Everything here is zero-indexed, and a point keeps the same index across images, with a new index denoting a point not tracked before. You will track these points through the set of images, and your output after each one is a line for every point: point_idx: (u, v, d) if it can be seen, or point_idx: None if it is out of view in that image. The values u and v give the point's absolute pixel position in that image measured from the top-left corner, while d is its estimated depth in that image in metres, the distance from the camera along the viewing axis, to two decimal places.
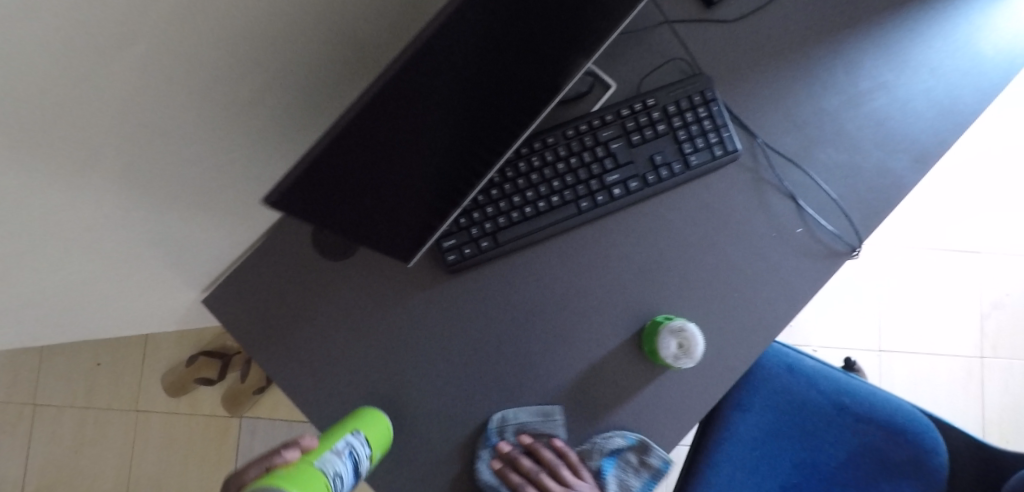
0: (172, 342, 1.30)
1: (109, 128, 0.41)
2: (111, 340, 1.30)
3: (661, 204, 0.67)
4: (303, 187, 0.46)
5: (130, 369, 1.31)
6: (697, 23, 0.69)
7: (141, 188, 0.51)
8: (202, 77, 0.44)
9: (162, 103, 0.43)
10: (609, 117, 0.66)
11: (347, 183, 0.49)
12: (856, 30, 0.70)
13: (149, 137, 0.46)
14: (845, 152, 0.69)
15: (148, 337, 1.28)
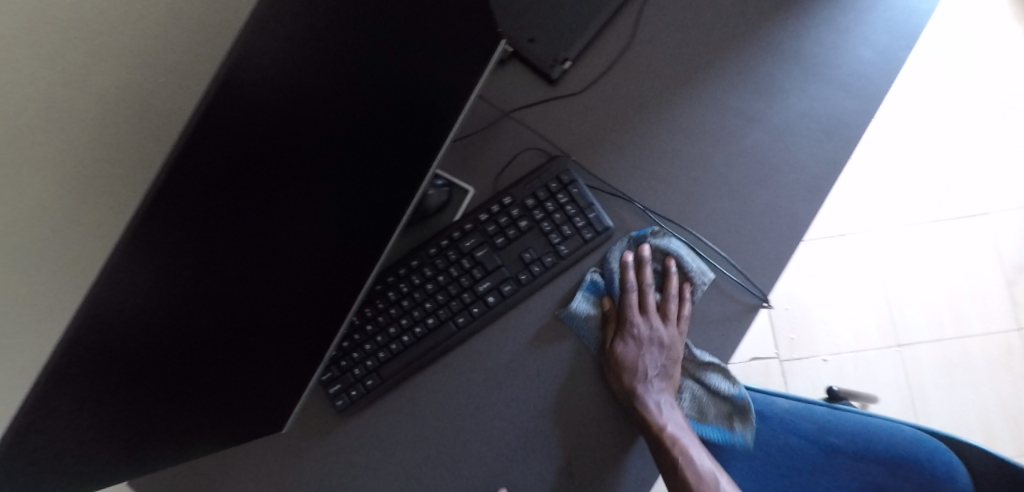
0: None
1: None
2: None
3: (545, 298, 0.64)
4: (135, 412, 0.43)
5: None
6: (541, 105, 0.68)
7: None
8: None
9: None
10: (469, 226, 0.64)
11: (194, 380, 0.47)
12: (711, 70, 0.66)
13: None
14: (731, 199, 0.63)
15: None
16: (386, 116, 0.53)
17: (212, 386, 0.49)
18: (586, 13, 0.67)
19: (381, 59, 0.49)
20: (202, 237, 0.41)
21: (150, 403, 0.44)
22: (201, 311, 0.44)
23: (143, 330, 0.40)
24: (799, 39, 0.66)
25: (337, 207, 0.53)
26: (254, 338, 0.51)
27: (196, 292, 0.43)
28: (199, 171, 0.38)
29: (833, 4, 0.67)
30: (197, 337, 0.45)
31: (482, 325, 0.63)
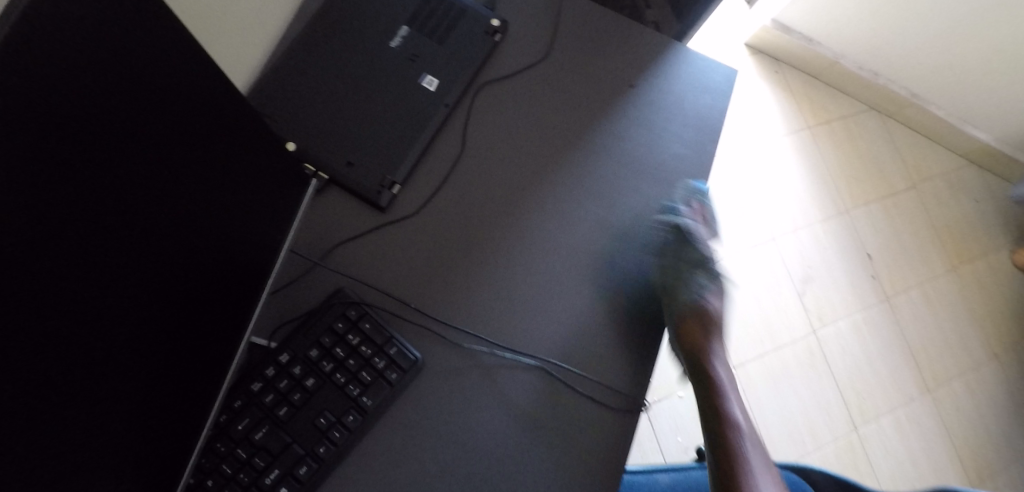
0: None
1: None
2: None
3: (371, 473, 0.52)
4: None
5: None
6: (370, 236, 0.58)
7: None
8: None
9: None
10: (240, 403, 0.50)
11: None
12: (545, 181, 0.63)
13: None
14: (589, 312, 0.59)
15: None
16: (151, 321, 0.37)
17: None
18: (407, 128, 0.60)
19: (137, 250, 0.34)
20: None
21: None
22: None
23: None
24: (617, 140, 0.66)
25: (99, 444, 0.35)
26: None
27: None
28: None
29: (644, 106, 0.68)
30: None
31: None
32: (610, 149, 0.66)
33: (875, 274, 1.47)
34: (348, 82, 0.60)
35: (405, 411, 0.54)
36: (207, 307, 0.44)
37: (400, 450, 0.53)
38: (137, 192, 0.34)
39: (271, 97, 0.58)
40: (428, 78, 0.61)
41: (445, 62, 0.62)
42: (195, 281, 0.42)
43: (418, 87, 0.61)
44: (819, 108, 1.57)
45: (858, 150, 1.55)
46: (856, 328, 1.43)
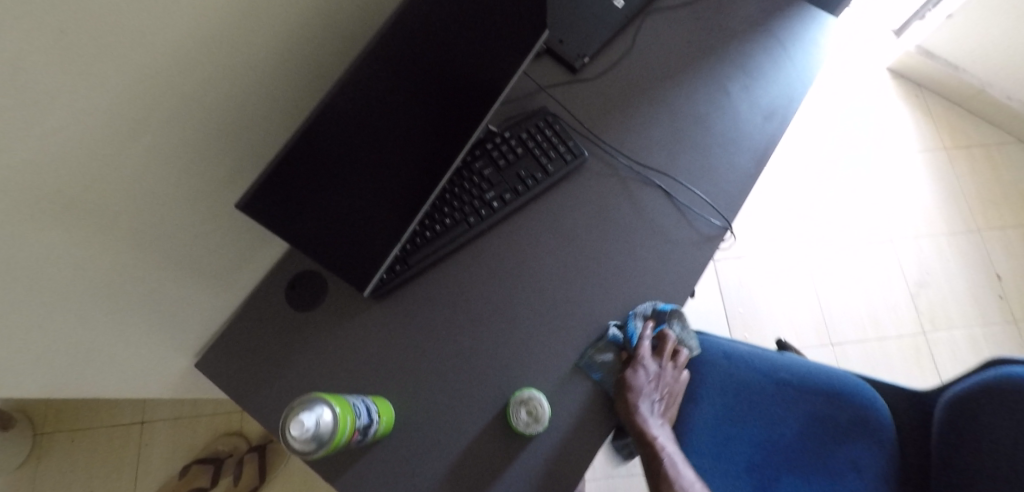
0: (169, 443, 1.50)
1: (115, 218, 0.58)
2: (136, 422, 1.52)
3: (543, 216, 0.84)
4: (309, 225, 0.63)
5: (149, 440, 1.50)
6: (568, 83, 0.90)
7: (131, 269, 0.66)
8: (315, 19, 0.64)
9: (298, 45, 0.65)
10: (477, 152, 0.83)
11: (343, 229, 0.68)
12: (688, 71, 0.92)
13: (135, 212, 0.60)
14: (697, 157, 0.87)
15: (141, 423, 1.50)
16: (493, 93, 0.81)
17: (355, 237, 0.70)
18: (602, 29, 0.92)
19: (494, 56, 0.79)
20: (341, 122, 0.60)
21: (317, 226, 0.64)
22: (373, 177, 0.68)
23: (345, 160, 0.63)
24: (742, 57, 0.93)
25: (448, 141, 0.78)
26: (363, 212, 0.69)
27: (374, 159, 0.67)
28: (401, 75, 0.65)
29: (764, 37, 0.94)
30: (363, 191, 0.67)
31: (519, 239, 0.83)
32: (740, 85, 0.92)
33: (1001, 294, 1.48)
34: None
35: (571, 185, 0.85)
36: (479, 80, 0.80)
37: (566, 207, 0.84)
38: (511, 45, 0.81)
39: None
40: None
41: None
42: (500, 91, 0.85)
43: (611, 4, 0.93)
44: (958, 131, 1.64)
45: (998, 178, 1.60)
46: (974, 339, 1.44)
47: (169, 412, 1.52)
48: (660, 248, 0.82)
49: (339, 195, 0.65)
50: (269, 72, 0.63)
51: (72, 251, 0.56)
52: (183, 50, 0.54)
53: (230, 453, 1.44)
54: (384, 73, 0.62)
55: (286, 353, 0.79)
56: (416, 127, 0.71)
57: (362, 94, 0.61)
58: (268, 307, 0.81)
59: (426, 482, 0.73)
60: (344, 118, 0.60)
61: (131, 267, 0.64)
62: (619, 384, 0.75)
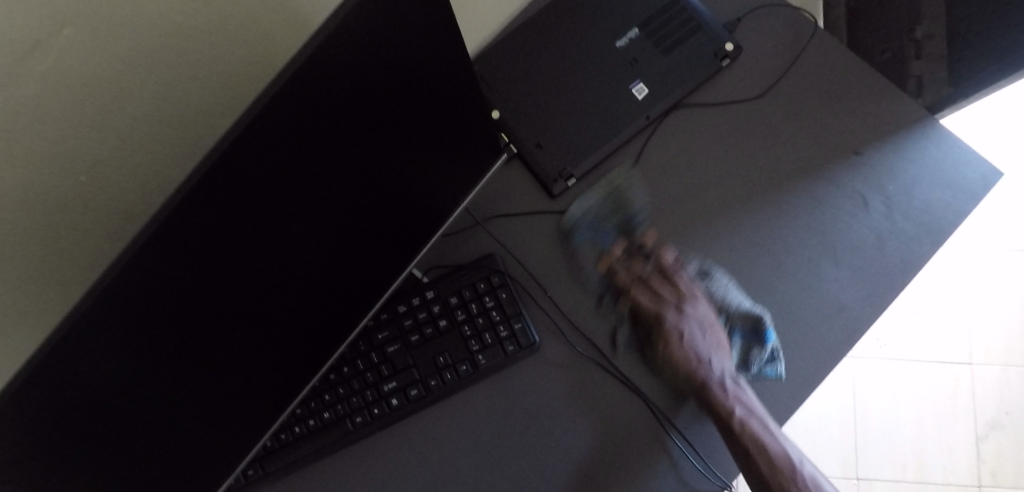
0: None
1: None
2: None
3: (463, 418, 0.59)
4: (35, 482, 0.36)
5: None
6: (538, 215, 0.62)
7: None
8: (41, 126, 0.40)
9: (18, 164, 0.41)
10: (385, 317, 0.59)
11: (111, 461, 0.41)
12: (721, 218, 0.60)
13: None
14: (707, 364, 0.57)
15: None
16: (416, 211, 0.55)
17: (141, 461, 0.44)
18: (603, 132, 0.62)
19: (430, 159, 0.52)
20: (119, 318, 0.33)
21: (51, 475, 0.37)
22: (177, 379, 0.41)
23: (121, 373, 0.36)
24: (814, 204, 0.60)
25: (336, 287, 0.52)
26: (150, 427, 0.42)
27: (180, 357, 0.40)
28: (243, 225, 0.38)
29: (859, 174, 0.60)
30: (155, 402, 0.41)
31: (417, 445, 0.58)
32: (801, 245, 0.59)
33: None
34: (565, 67, 0.63)
35: (508, 380, 0.59)
36: (392, 224, 0.54)
37: (501, 410, 0.58)
38: (460, 143, 0.54)
39: (502, 62, 0.64)
40: (639, 85, 0.62)
41: (665, 73, 0.62)
42: (441, 207, 0.58)
43: (628, 92, 0.62)
44: None
45: None
46: None
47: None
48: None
49: (102, 423, 0.38)
50: None
51: None
52: None
53: None
54: (208, 228, 0.35)
55: None
56: (268, 293, 0.45)
57: (154, 278, 0.34)
58: None
59: None
60: (124, 313, 0.34)
61: None
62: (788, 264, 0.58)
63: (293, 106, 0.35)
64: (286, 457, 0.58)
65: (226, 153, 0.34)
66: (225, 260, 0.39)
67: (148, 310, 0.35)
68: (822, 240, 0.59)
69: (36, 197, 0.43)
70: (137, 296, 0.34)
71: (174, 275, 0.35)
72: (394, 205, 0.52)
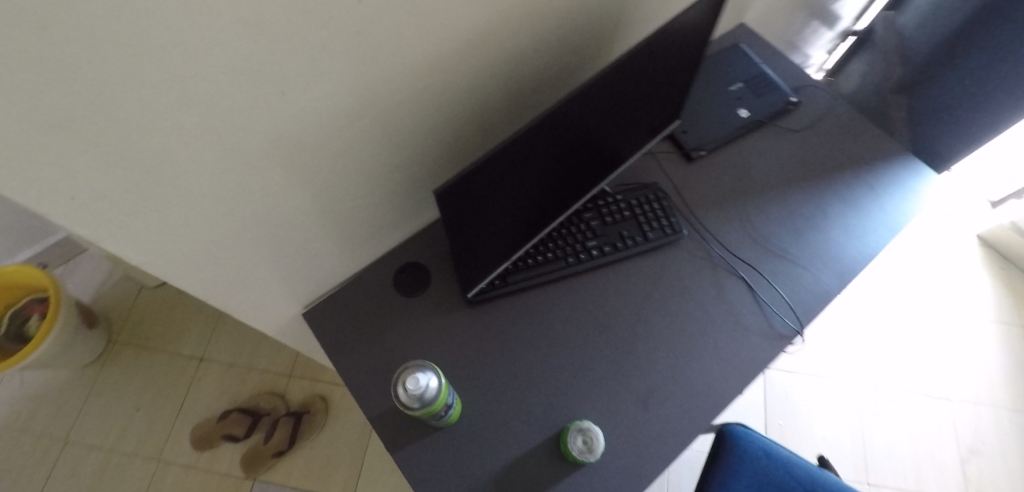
0: (210, 398, 1.60)
1: (309, 168, 0.70)
2: (166, 386, 1.62)
3: (634, 273, 0.93)
4: (484, 198, 0.70)
5: (172, 405, 1.59)
6: (683, 169, 1.01)
7: (302, 212, 0.77)
8: (512, 62, 0.76)
9: (493, 77, 0.76)
10: (590, 204, 0.95)
11: (495, 212, 0.75)
12: (791, 187, 1.01)
13: (325, 168, 0.72)
14: (784, 263, 0.94)
15: (195, 388, 1.59)
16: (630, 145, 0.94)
17: (496, 225, 0.78)
18: (724, 131, 1.04)
19: (650, 113, 0.91)
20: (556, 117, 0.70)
21: (487, 200, 0.71)
22: (534, 176, 0.77)
23: (534, 152, 0.72)
24: (845, 187, 1.01)
25: (587, 173, 0.89)
26: (513, 202, 0.77)
27: (543, 162, 0.76)
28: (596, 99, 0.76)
29: (869, 175, 1.03)
30: (524, 185, 0.77)
31: (605, 288, 0.92)
32: (837, 207, 0.99)
33: None
34: (703, 94, 1.06)
35: (663, 256, 0.94)
36: (619, 147, 0.91)
37: (659, 272, 0.93)
38: (662, 112, 0.94)
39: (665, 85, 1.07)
40: (743, 110, 1.05)
41: (758, 106, 1.06)
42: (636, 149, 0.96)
43: (737, 112, 1.05)
44: None
45: None
46: None
47: (228, 355, 1.65)
48: (735, 333, 0.88)
49: (512, 181, 0.73)
50: (465, 89, 0.74)
51: (270, 181, 0.68)
52: (428, 66, 0.67)
53: (271, 414, 1.54)
54: (594, 93, 0.74)
55: (382, 324, 0.91)
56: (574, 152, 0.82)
57: (573, 107, 0.72)
58: (382, 280, 0.95)
59: (471, 473, 0.79)
60: (558, 118, 0.71)
61: (300, 211, 0.77)
62: (826, 213, 0.99)
63: (646, 49, 0.75)
64: (520, 274, 0.90)
65: (621, 57, 0.72)
66: (583, 116, 0.76)
67: (560, 123, 0.73)
68: (846, 206, 1.00)
69: (487, 94, 0.78)
70: (566, 111, 0.71)
71: (575, 110, 0.73)
72: (627, 134, 0.90)
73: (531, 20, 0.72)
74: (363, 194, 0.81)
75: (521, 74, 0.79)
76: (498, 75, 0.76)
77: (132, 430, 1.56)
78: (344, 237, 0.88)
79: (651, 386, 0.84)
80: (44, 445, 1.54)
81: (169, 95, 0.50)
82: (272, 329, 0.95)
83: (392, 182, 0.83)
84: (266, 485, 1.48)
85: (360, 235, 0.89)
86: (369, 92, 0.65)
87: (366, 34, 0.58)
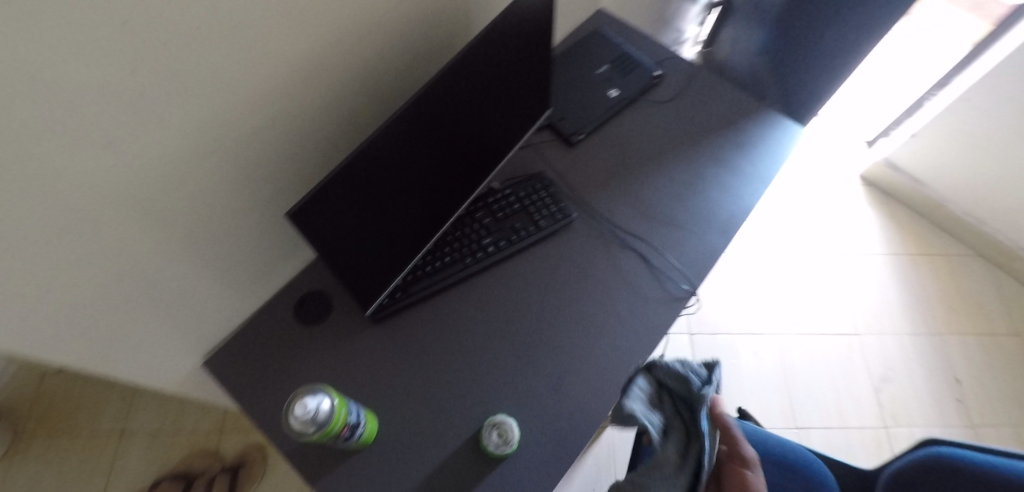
0: (136, 472, 1.50)
1: (166, 217, 0.67)
2: (85, 470, 1.50)
3: (531, 263, 0.95)
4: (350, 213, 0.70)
5: (94, 488, 1.48)
6: (564, 155, 1.05)
7: (172, 264, 0.74)
8: (360, 75, 0.77)
9: (345, 91, 0.76)
10: (479, 203, 0.96)
11: (370, 225, 0.75)
12: (668, 156, 1.06)
13: (185, 215, 0.69)
14: (670, 227, 0.99)
15: (118, 465, 1.49)
16: (505, 139, 0.96)
17: (376, 238, 0.78)
18: (597, 112, 1.08)
19: (517, 106, 0.94)
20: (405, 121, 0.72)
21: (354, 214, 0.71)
22: (404, 183, 0.78)
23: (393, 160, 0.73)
24: (717, 148, 1.08)
25: (466, 173, 0.90)
26: (388, 212, 0.77)
27: (409, 168, 0.77)
28: (450, 99, 0.78)
29: (737, 133, 1.10)
30: (395, 194, 0.77)
31: (505, 281, 0.94)
32: (711, 168, 1.05)
33: (951, 389, 1.54)
34: (572, 81, 1.10)
35: (557, 241, 0.97)
36: (493, 143, 0.93)
37: (555, 257, 0.96)
38: (530, 103, 0.97)
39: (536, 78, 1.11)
40: (613, 90, 1.10)
41: (626, 84, 1.11)
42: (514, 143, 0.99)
43: (608, 93, 1.10)
44: (917, 237, 1.78)
45: (952, 283, 1.71)
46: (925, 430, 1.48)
47: (149, 425, 1.55)
48: (633, 302, 0.92)
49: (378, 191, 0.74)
50: (318, 110, 0.74)
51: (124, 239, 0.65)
52: (268, 93, 0.66)
53: (205, 476, 1.46)
54: (441, 91, 0.76)
55: (286, 359, 0.88)
56: (445, 155, 0.83)
57: (421, 108, 0.73)
58: (280, 315, 0.92)
59: (395, 490, 0.79)
60: (407, 120, 0.72)
61: (170, 264, 0.73)
62: (703, 175, 1.04)
63: (483, 43, 0.78)
64: (418, 284, 0.90)
65: (459, 54, 0.74)
66: (439, 118, 0.78)
67: (412, 126, 0.74)
68: (720, 165, 1.06)
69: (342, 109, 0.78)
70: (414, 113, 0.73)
71: (425, 111, 0.75)
72: (498, 129, 0.92)
73: (367, 30, 0.73)
74: (236, 233, 0.79)
75: (374, 84, 0.80)
76: (349, 89, 0.76)
77: None
78: (231, 281, 0.84)
79: (560, 368, 0.87)
80: None
81: None
82: (172, 387, 0.90)
83: (268, 216, 0.81)
84: None
85: (247, 274, 0.87)
86: (211, 130, 0.63)
87: (185, 71, 0.57)
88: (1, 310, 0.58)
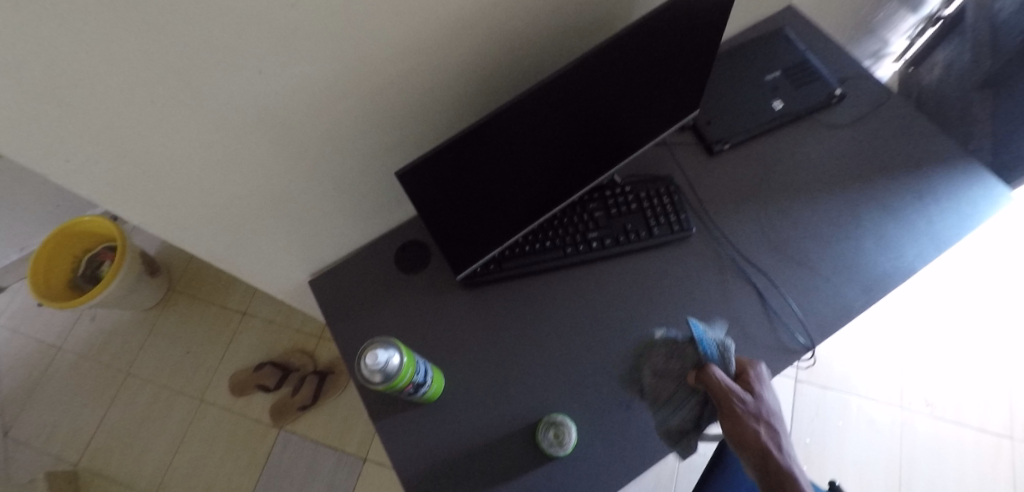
0: (248, 350, 1.72)
1: (302, 144, 0.72)
2: (212, 335, 1.75)
3: (635, 269, 0.90)
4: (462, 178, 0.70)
5: (215, 352, 1.73)
6: (702, 163, 0.96)
7: (300, 188, 0.79)
8: (507, 40, 0.75)
9: (488, 54, 0.75)
10: (596, 194, 0.92)
11: (478, 194, 0.75)
12: (823, 188, 0.92)
13: (319, 146, 0.74)
14: (802, 270, 0.87)
15: (236, 339, 1.72)
16: (640, 133, 0.89)
17: (482, 208, 0.77)
18: (753, 123, 0.96)
19: (662, 101, 0.87)
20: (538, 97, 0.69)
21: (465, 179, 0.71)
22: (523, 159, 0.75)
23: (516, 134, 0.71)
24: (889, 193, 0.91)
25: (589, 161, 0.86)
26: (500, 184, 0.76)
27: (531, 146, 0.75)
28: (591, 83, 0.73)
29: (920, 180, 0.92)
30: (511, 168, 0.75)
31: (602, 281, 0.89)
32: (873, 214, 0.90)
33: None
34: (734, 82, 0.99)
35: (668, 253, 0.90)
36: (626, 135, 0.87)
37: (661, 270, 0.89)
38: (677, 100, 0.89)
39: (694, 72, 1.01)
40: (778, 102, 0.98)
41: (796, 98, 0.98)
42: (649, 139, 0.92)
43: (771, 104, 0.97)
44: None
45: None
46: None
47: (266, 313, 1.76)
48: (736, 340, 0.83)
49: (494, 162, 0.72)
50: (458, 69, 0.74)
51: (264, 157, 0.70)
52: (414, 45, 0.67)
53: (300, 371, 1.64)
54: (583, 74, 0.71)
55: (380, 298, 0.93)
56: (571, 139, 0.79)
57: (557, 87, 0.70)
58: (385, 256, 0.97)
59: (445, 452, 0.81)
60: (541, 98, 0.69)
61: (299, 187, 0.79)
62: (860, 220, 0.90)
63: (641, 28, 0.71)
64: (515, 262, 0.89)
65: (612, 37, 0.69)
66: (575, 100, 0.74)
67: (545, 103, 0.71)
68: (886, 213, 0.90)
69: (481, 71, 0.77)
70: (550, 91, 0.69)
71: (561, 91, 0.71)
72: (635, 122, 0.86)
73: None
74: (359, 173, 0.83)
75: (519, 52, 0.78)
76: (492, 52, 0.75)
77: (180, 372, 1.71)
78: (347, 214, 0.90)
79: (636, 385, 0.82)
80: (106, 379, 1.72)
81: (144, 72, 0.53)
82: (283, 293, 1.00)
83: (392, 161, 0.84)
84: (291, 435, 1.59)
85: (363, 211, 0.92)
86: (355, 72, 0.66)
87: (341, 11, 0.59)
88: (157, 197, 0.66)
